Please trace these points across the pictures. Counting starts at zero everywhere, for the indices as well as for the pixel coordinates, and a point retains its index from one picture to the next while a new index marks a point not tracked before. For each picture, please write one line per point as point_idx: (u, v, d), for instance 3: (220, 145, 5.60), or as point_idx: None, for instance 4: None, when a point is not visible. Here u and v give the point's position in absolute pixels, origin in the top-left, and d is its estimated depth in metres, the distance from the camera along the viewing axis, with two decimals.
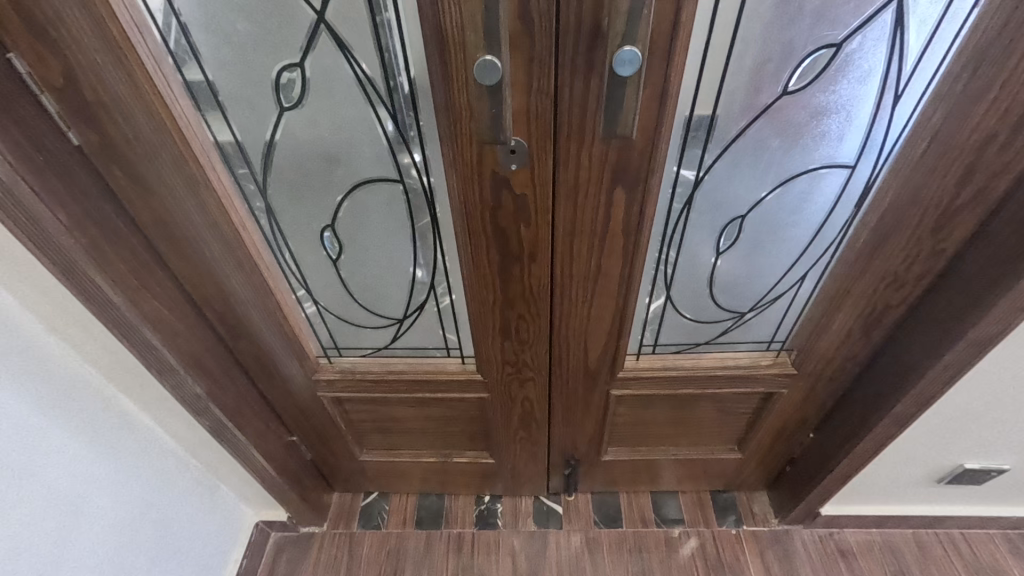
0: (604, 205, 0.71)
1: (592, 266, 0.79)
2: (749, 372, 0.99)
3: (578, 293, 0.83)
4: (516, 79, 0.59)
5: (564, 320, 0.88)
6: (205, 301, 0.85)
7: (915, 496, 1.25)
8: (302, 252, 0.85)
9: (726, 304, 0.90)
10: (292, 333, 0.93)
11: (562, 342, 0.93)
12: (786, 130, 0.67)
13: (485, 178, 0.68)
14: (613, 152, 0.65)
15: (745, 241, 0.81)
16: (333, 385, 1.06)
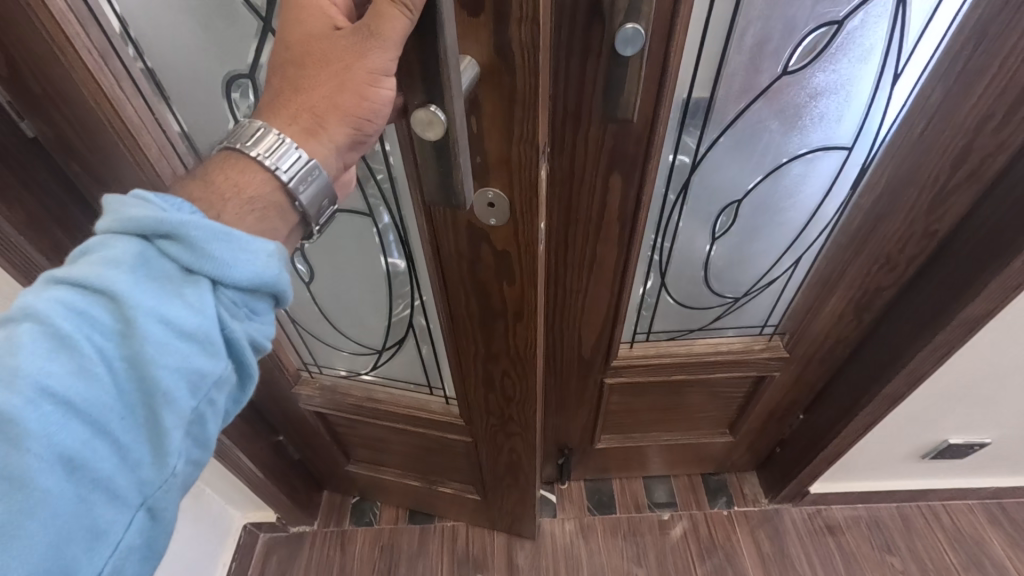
0: (600, 191, 0.68)
1: (584, 257, 0.77)
2: (742, 356, 0.98)
3: (572, 285, 0.82)
4: (493, 120, 0.51)
5: (558, 310, 0.87)
6: None
7: (900, 471, 1.27)
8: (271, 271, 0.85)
9: (721, 291, 0.89)
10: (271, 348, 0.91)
11: (553, 332, 0.92)
12: (785, 111, 0.65)
13: (461, 227, 0.62)
14: (606, 137, 0.63)
15: (741, 226, 0.80)
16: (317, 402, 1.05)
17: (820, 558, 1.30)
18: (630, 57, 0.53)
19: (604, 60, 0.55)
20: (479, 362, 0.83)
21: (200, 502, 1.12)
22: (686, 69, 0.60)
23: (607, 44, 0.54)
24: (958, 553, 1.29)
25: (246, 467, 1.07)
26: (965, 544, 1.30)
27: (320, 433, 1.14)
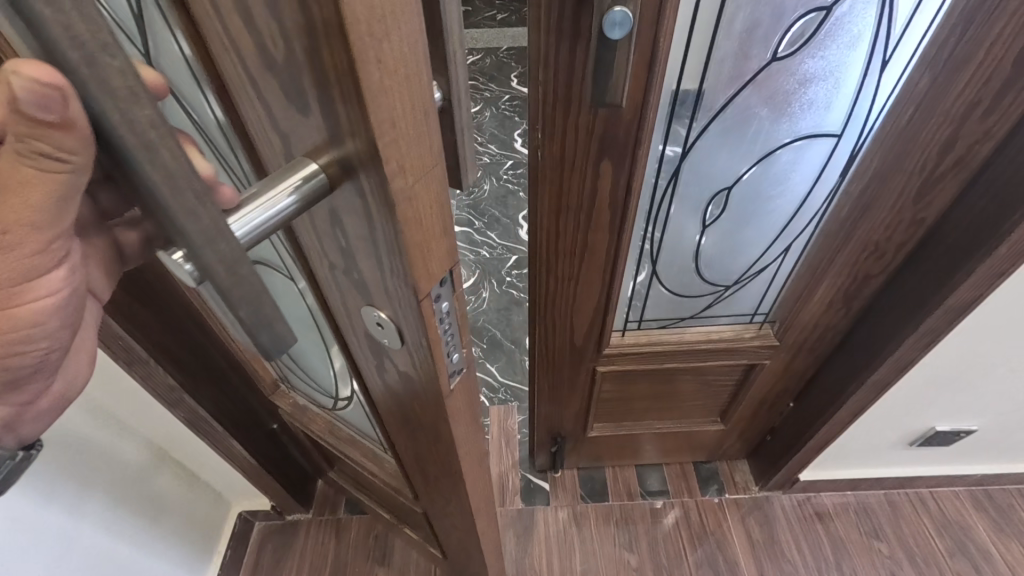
0: (590, 177, 0.69)
1: (576, 246, 0.78)
2: (733, 344, 0.99)
3: (564, 276, 0.83)
4: (357, 240, 0.35)
5: (552, 300, 0.88)
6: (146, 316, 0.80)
7: (889, 459, 1.29)
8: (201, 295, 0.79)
9: (712, 278, 0.90)
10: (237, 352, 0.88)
11: (545, 321, 0.92)
12: (774, 98, 0.66)
13: (362, 333, 0.47)
14: (596, 123, 0.63)
15: (732, 215, 0.80)
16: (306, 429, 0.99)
17: (809, 544, 1.32)
18: (620, 40, 0.54)
19: (594, 45, 0.55)
20: (412, 450, 0.68)
21: (195, 490, 1.12)
22: (674, 62, 0.61)
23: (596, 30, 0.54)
24: (944, 539, 1.31)
25: (240, 457, 1.07)
26: (951, 529, 1.32)
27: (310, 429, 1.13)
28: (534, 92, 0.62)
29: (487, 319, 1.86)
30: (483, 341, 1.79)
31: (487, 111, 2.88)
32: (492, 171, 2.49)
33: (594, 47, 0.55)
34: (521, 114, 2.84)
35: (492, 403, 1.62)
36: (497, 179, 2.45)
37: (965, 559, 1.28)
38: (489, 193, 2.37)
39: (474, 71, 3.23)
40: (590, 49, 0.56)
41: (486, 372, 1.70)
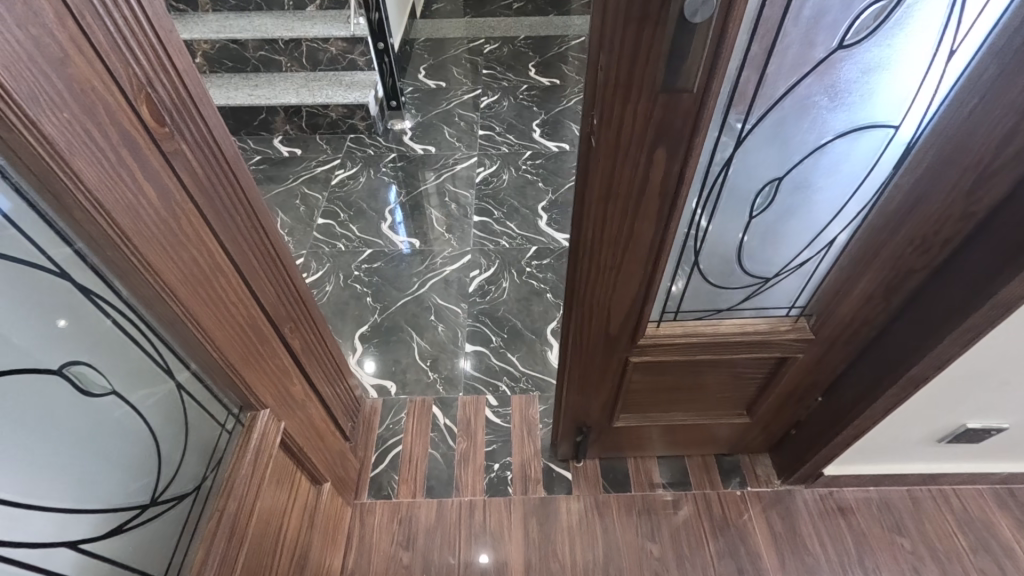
0: (643, 165, 0.68)
1: (618, 236, 0.78)
2: (768, 337, 0.99)
3: (601, 268, 0.84)
4: None
5: (588, 290, 0.88)
6: (186, 344, 0.74)
7: (916, 455, 1.29)
8: (177, 267, 0.68)
9: (753, 270, 0.89)
10: (199, 369, 0.78)
11: (578, 310, 0.93)
12: (833, 87, 0.65)
13: None
14: (652, 110, 0.62)
15: (777, 209, 0.79)
16: (282, 426, 0.97)
17: (832, 538, 1.32)
18: (696, 24, 0.53)
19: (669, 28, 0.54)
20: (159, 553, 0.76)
21: None
22: (738, 54, 0.60)
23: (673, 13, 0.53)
24: (967, 536, 1.31)
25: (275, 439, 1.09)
26: (974, 526, 1.32)
27: (314, 428, 1.14)
28: (594, 75, 0.61)
29: (507, 309, 1.87)
30: (503, 331, 1.80)
31: (505, 100, 2.87)
32: (511, 161, 2.49)
33: (666, 31, 0.54)
34: (539, 104, 2.83)
35: (513, 392, 1.62)
36: (516, 169, 2.44)
37: (988, 556, 1.28)
38: (508, 183, 2.37)
39: (491, 60, 3.22)
40: (661, 34, 0.55)
41: (507, 362, 1.71)
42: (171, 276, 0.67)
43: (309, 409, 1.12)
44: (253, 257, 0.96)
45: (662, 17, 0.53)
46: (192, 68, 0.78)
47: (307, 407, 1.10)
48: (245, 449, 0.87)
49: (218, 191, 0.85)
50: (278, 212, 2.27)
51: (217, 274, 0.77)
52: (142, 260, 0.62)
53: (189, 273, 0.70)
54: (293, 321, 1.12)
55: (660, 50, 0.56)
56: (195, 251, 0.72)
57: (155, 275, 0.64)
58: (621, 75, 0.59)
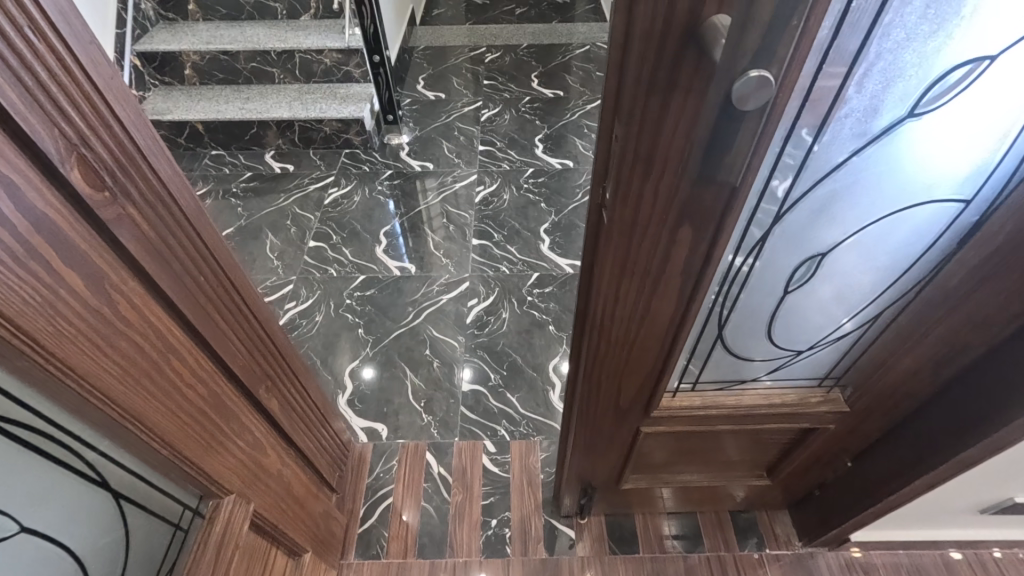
0: (664, 244, 0.57)
1: (632, 316, 0.68)
2: (797, 410, 0.89)
3: (611, 347, 0.73)
4: None
5: (595, 366, 0.78)
6: (128, 442, 0.64)
7: (954, 522, 1.17)
8: (110, 363, 0.58)
9: (784, 344, 0.78)
10: (145, 464, 0.68)
11: (584, 383, 0.83)
12: (896, 158, 0.54)
13: None
14: (678, 188, 0.51)
15: (815, 284, 0.69)
16: (253, 507, 0.87)
17: None
18: (748, 112, 0.43)
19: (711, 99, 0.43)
20: None
21: None
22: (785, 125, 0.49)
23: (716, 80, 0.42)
24: None
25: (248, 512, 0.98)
26: None
27: (293, 493, 1.04)
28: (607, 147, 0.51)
29: (507, 343, 1.76)
30: (503, 368, 1.69)
31: (506, 113, 2.77)
32: (512, 179, 2.38)
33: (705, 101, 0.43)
34: (542, 118, 2.72)
35: (513, 437, 1.52)
36: (518, 188, 2.34)
37: None
38: (508, 203, 2.26)
39: (493, 70, 3.11)
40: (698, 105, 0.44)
41: (506, 403, 1.60)
42: (102, 376, 0.57)
43: (287, 475, 1.02)
44: (220, 319, 0.85)
45: (700, 86, 0.42)
46: (141, 117, 0.68)
47: (283, 476, 1.00)
48: (207, 545, 0.77)
49: (176, 254, 0.75)
50: (268, 233, 2.17)
51: (168, 358, 0.67)
52: (62, 365, 0.52)
53: (128, 365, 0.60)
54: (269, 379, 1.02)
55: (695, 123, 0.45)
56: (138, 338, 0.62)
57: (79, 380, 0.54)
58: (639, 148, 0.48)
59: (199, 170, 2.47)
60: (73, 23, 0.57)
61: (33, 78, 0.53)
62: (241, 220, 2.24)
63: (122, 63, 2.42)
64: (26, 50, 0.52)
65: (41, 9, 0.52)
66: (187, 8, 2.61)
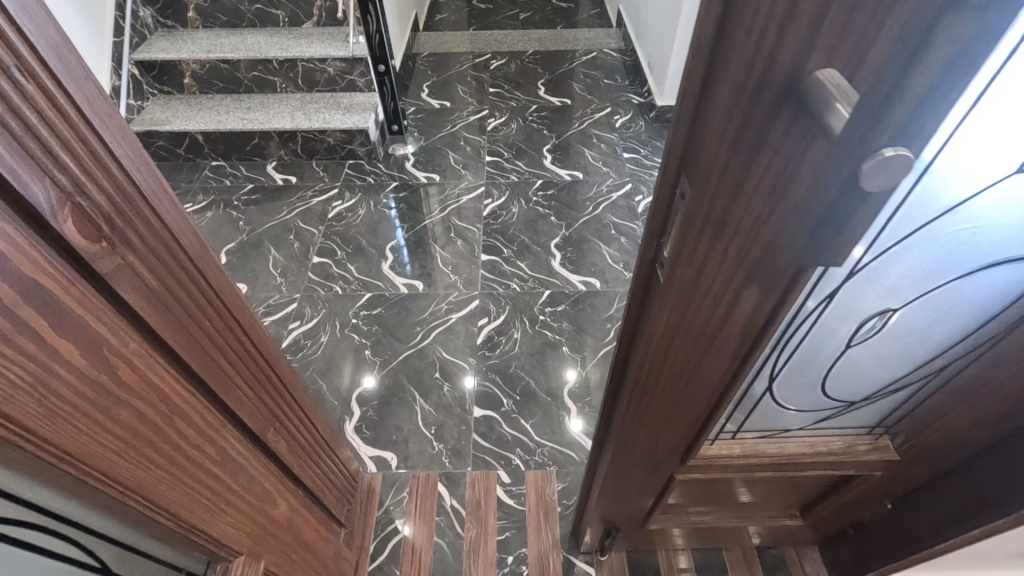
0: (726, 306, 0.51)
1: (678, 372, 0.62)
2: (844, 457, 0.84)
3: (652, 400, 0.68)
4: None
5: (632, 419, 0.73)
6: (129, 517, 0.58)
7: (994, 564, 1.12)
8: (110, 439, 0.52)
9: (837, 395, 0.72)
10: (146, 537, 0.62)
11: (619, 434, 0.78)
12: (991, 214, 0.48)
13: None
14: (750, 252, 0.45)
15: (880, 338, 0.63)
16: (262, 565, 0.81)
17: None
18: (874, 192, 0.35)
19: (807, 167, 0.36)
20: None
21: None
22: None
23: (817, 148, 0.35)
24: None
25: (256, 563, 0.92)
26: None
27: (303, 541, 0.98)
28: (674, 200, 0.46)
29: (519, 365, 1.70)
30: (516, 392, 1.63)
31: (513, 122, 2.71)
32: (520, 192, 2.32)
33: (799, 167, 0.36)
34: (549, 127, 2.67)
35: (527, 466, 1.47)
36: (526, 201, 2.28)
37: None
38: (517, 217, 2.20)
39: (498, 77, 3.05)
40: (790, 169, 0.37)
41: (519, 430, 1.55)
42: (101, 454, 0.51)
43: (297, 521, 0.96)
44: (227, 364, 0.80)
45: (794, 149, 0.36)
46: (141, 156, 0.62)
47: (293, 524, 0.94)
48: None
49: (179, 301, 0.69)
50: (270, 248, 2.11)
51: (173, 421, 0.61)
52: (57, 451, 0.46)
53: (131, 436, 0.54)
54: (277, 421, 0.96)
55: (783, 188, 0.38)
56: (141, 405, 0.56)
57: (76, 463, 0.48)
58: (711, 205, 0.42)
59: (198, 182, 2.41)
60: (66, 58, 0.51)
61: (19, 125, 0.47)
62: (242, 234, 2.17)
63: (119, 73, 2.35)
64: (13, 92, 0.46)
65: (29, 45, 0.47)
66: (186, 15, 2.55)
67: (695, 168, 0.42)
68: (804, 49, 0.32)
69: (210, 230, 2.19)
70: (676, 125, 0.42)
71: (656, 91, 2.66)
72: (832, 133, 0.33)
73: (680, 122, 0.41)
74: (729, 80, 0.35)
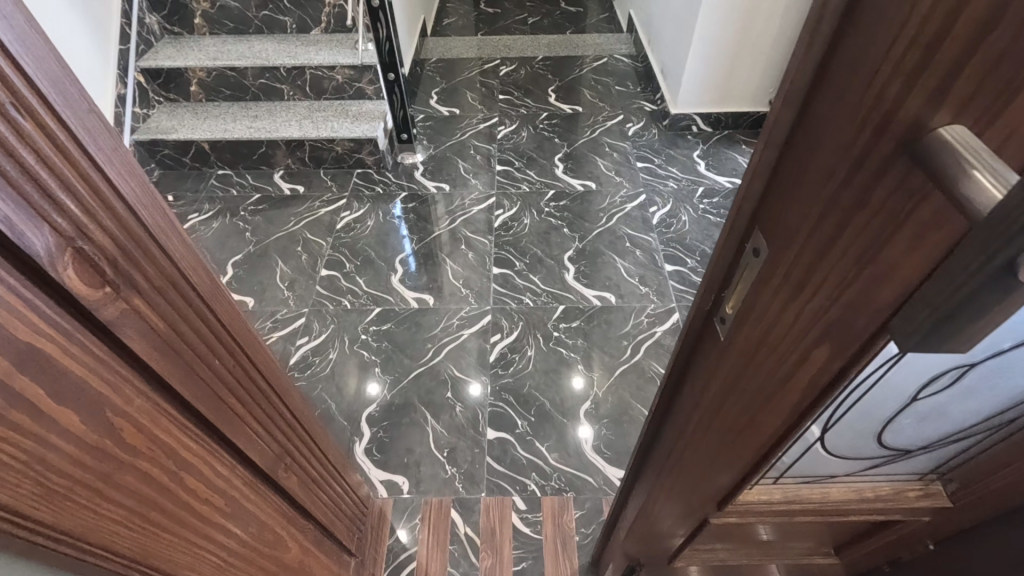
0: (783, 378, 0.45)
1: (723, 420, 0.57)
2: (888, 506, 0.76)
3: (697, 435, 0.64)
4: None
5: (680, 442, 0.70)
6: None
7: None
8: (112, 509, 0.47)
9: (893, 444, 0.67)
10: None
11: (665, 450, 0.76)
12: None
13: None
14: (820, 322, 0.38)
15: (950, 393, 0.56)
16: None
17: None
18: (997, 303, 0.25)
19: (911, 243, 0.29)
20: None
21: None
22: None
23: (924, 223, 0.28)
24: None
25: None
26: None
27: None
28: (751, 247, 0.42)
29: (533, 385, 1.65)
30: (530, 413, 1.59)
31: (523, 130, 2.67)
32: (532, 202, 2.27)
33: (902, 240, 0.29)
34: (561, 136, 2.62)
35: (544, 492, 1.43)
36: (539, 212, 2.23)
37: None
38: (529, 228, 2.16)
39: (507, 83, 3.01)
40: (888, 242, 0.30)
41: (535, 453, 1.50)
42: (102, 527, 0.46)
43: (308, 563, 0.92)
44: (238, 403, 0.75)
45: (894, 219, 0.29)
46: (150, 192, 0.58)
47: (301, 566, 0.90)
48: None
49: (187, 341, 0.64)
50: (278, 260, 2.06)
51: (179, 478, 0.57)
52: (57, 534, 0.42)
53: (134, 502, 0.50)
54: (289, 457, 0.92)
55: (876, 260, 0.31)
56: (147, 466, 0.52)
57: (77, 542, 0.44)
58: (789, 254, 0.38)
59: (204, 192, 2.37)
60: (69, 92, 0.47)
61: (17, 167, 0.43)
62: (249, 246, 2.13)
63: (125, 81, 2.32)
64: (10, 132, 0.42)
65: (28, 79, 0.43)
66: (193, 22, 2.51)
67: (777, 209, 0.38)
68: (929, 99, 0.25)
69: (216, 242, 2.16)
70: (762, 158, 0.38)
71: (669, 98, 2.61)
72: (954, 212, 0.25)
73: (767, 155, 0.37)
74: (830, 119, 0.31)
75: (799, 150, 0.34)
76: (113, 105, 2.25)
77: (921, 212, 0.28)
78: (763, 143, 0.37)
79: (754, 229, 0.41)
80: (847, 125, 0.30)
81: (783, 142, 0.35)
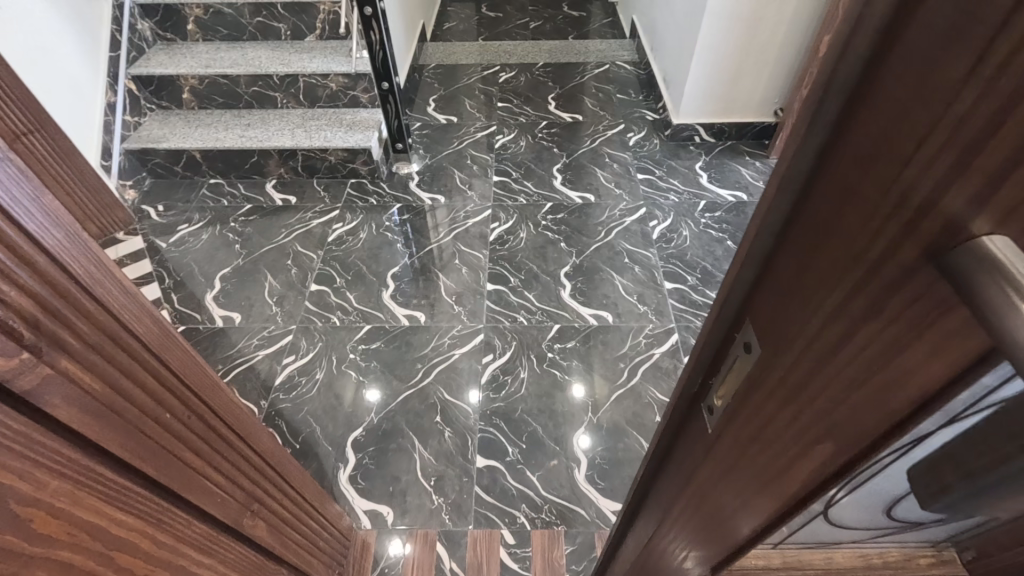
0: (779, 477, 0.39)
1: (712, 506, 0.51)
2: None
3: (682, 512, 0.58)
4: None
5: (666, 517, 0.64)
6: None
7: None
8: None
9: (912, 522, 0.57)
10: None
11: (650, 520, 0.69)
12: None
13: None
14: (825, 429, 0.31)
15: None
16: None
17: None
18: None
19: (953, 367, 0.22)
20: None
21: None
22: None
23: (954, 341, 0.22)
24: None
25: None
26: None
27: None
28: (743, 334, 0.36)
29: (526, 409, 1.59)
30: (521, 440, 1.53)
31: (522, 139, 2.61)
32: (529, 215, 2.21)
33: (928, 359, 0.23)
34: (560, 146, 2.56)
35: (534, 525, 1.38)
36: (536, 225, 2.17)
37: None
38: (526, 243, 2.10)
39: (507, 91, 2.95)
40: (910, 361, 0.24)
41: (525, 483, 1.45)
42: None
43: None
44: (194, 455, 0.70)
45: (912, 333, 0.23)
46: (87, 245, 0.53)
47: None
48: None
49: (130, 397, 0.59)
50: (267, 275, 2.02)
51: (109, 556, 0.53)
52: None
53: None
54: (254, 506, 0.86)
55: (897, 378, 0.25)
56: (67, 553, 0.48)
57: None
58: (790, 352, 0.31)
59: (195, 202, 2.32)
60: None
61: None
62: (239, 258, 2.08)
63: (115, 88, 2.27)
64: None
65: None
66: (186, 28, 2.46)
67: (775, 298, 0.31)
68: (972, 205, 0.19)
69: (205, 255, 2.10)
70: (753, 241, 0.32)
71: (671, 108, 2.55)
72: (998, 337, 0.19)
73: (758, 240, 0.31)
74: (836, 209, 0.25)
75: (800, 238, 0.28)
76: (103, 113, 2.21)
77: (954, 332, 0.21)
78: (756, 225, 0.31)
79: (747, 316, 0.35)
80: (856, 221, 0.24)
81: (777, 229, 0.29)
